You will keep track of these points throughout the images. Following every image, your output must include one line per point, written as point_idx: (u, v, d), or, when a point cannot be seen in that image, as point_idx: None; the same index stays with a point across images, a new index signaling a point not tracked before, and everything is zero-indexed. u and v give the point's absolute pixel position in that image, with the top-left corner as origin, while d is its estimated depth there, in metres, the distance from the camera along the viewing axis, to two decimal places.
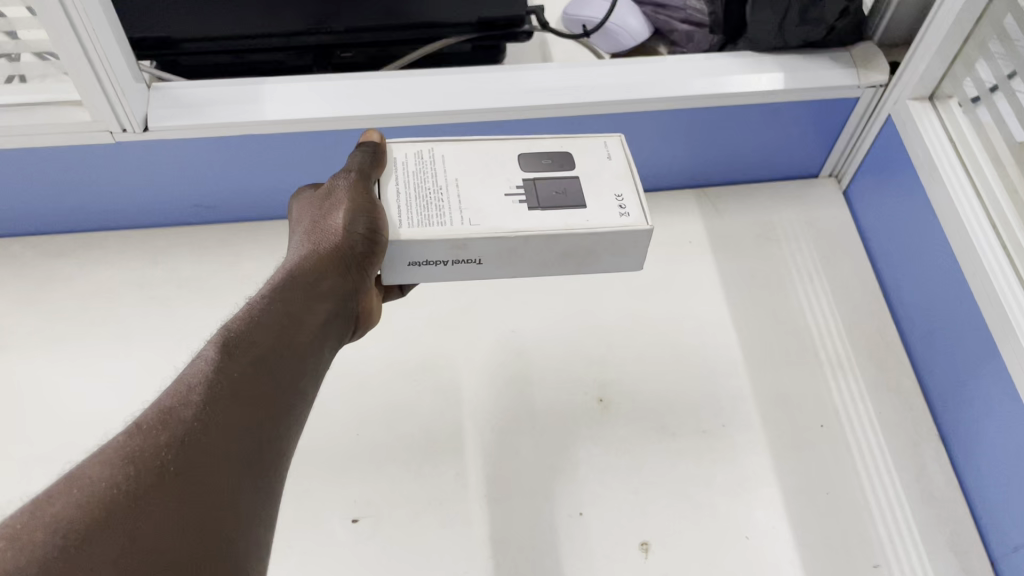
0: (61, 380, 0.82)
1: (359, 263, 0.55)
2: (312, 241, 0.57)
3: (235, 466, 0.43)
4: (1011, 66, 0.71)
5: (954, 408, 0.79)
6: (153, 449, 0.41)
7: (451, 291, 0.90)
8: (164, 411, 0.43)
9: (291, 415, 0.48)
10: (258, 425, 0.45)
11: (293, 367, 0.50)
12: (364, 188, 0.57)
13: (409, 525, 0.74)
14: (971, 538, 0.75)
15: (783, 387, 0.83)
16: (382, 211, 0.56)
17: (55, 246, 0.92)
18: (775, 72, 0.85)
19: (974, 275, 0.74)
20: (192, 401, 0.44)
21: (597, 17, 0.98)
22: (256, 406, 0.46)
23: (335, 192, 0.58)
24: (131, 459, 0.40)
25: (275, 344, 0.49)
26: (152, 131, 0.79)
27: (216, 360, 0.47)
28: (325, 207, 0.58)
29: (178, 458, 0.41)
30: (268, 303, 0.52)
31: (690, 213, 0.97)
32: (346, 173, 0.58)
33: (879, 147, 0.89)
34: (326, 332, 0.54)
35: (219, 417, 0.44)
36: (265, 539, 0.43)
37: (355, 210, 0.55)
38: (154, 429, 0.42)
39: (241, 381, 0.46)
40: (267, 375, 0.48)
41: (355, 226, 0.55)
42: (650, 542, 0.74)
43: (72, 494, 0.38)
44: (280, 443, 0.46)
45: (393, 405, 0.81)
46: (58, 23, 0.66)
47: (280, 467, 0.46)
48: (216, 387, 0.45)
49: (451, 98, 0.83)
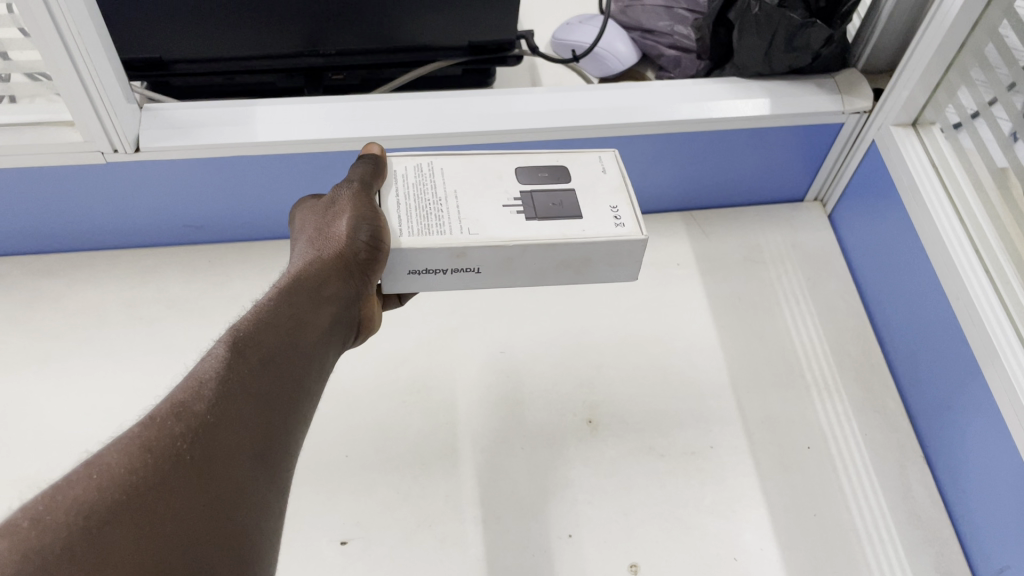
0: (46, 401, 0.82)
1: (365, 270, 0.56)
2: (314, 248, 0.57)
3: (249, 462, 0.43)
4: (991, 93, 0.73)
5: (938, 428, 0.80)
6: (168, 439, 0.41)
7: (440, 312, 0.90)
8: (177, 404, 0.43)
9: (295, 414, 0.49)
10: (268, 422, 0.46)
11: (300, 369, 0.50)
12: (367, 196, 0.57)
13: (398, 546, 0.74)
14: (956, 560, 0.76)
15: (770, 409, 0.84)
16: (385, 221, 0.56)
17: (43, 265, 0.92)
18: (761, 98, 0.87)
19: (958, 296, 0.75)
20: (205, 397, 0.44)
21: (586, 42, 1.00)
22: (268, 404, 0.47)
23: (337, 201, 0.58)
24: (147, 448, 0.40)
25: (283, 345, 0.50)
26: (143, 152, 0.79)
27: (226, 358, 0.47)
28: (327, 217, 0.58)
29: (194, 449, 0.41)
30: (275, 304, 0.52)
31: (678, 235, 0.98)
32: (348, 183, 0.58)
33: (863, 172, 0.91)
34: (330, 337, 0.55)
35: (232, 412, 0.44)
36: (272, 531, 0.43)
37: (358, 217, 0.55)
38: (168, 420, 0.42)
39: (252, 377, 0.47)
40: (277, 375, 0.48)
41: (358, 233, 0.54)
42: (639, 564, 0.74)
43: (91, 479, 0.38)
44: (287, 439, 0.47)
45: (383, 424, 0.82)
46: (52, 45, 0.67)
47: (285, 463, 0.46)
48: (230, 383, 0.46)
49: (441, 120, 0.83)
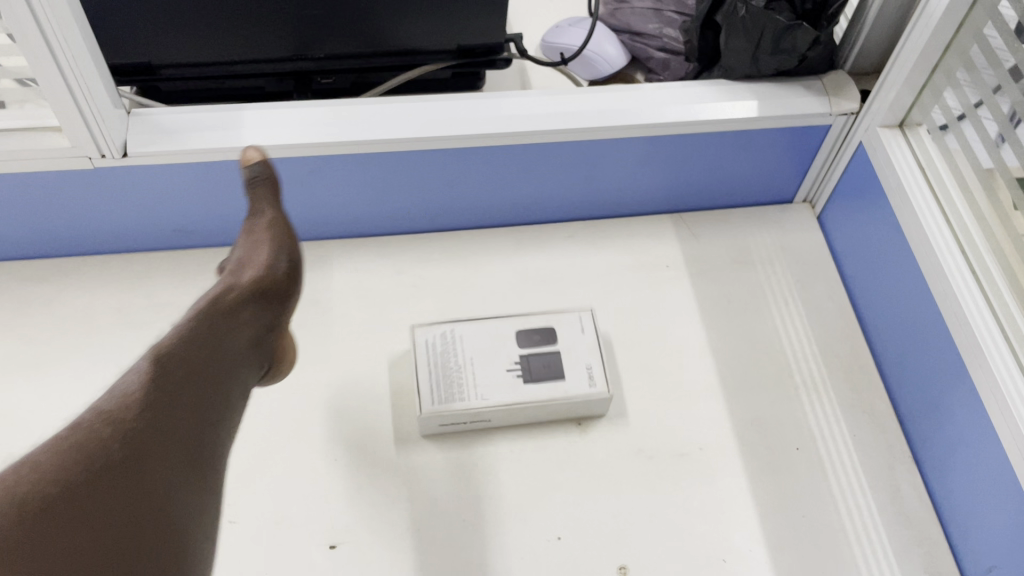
0: (37, 408, 0.82)
1: (280, 298, 0.71)
2: (231, 274, 0.71)
3: (172, 464, 0.51)
4: (977, 95, 0.73)
5: (926, 429, 0.80)
6: (97, 443, 0.49)
7: (429, 316, 0.90)
8: (108, 412, 0.51)
9: (220, 421, 0.57)
10: (194, 430, 0.54)
11: (226, 382, 0.59)
12: (280, 223, 0.77)
13: (388, 551, 0.74)
14: (945, 560, 0.76)
15: (759, 410, 0.84)
16: (295, 248, 0.76)
17: (33, 270, 0.92)
18: (748, 101, 0.87)
19: (945, 297, 0.76)
20: (132, 404, 0.52)
21: (575, 45, 1.00)
22: (195, 411, 0.55)
23: (257, 229, 0.76)
24: (79, 447, 0.48)
25: (208, 361, 0.58)
26: (131, 157, 0.79)
27: (158, 366, 0.55)
28: (246, 242, 0.75)
29: (123, 450, 0.49)
30: (199, 325, 0.60)
31: (667, 237, 0.98)
32: (263, 211, 0.77)
33: (850, 173, 0.91)
34: (251, 356, 0.65)
35: (157, 418, 0.52)
36: (195, 524, 0.52)
37: (279, 250, 0.74)
38: (99, 426, 0.50)
39: (171, 392, 0.54)
40: (202, 384, 0.56)
41: (283, 266, 0.73)
42: (628, 566, 0.74)
43: (31, 478, 0.46)
44: (211, 446, 0.55)
45: (373, 428, 0.82)
46: (38, 51, 0.67)
47: (211, 462, 0.55)
48: (152, 393, 0.53)
49: (428, 124, 0.83)
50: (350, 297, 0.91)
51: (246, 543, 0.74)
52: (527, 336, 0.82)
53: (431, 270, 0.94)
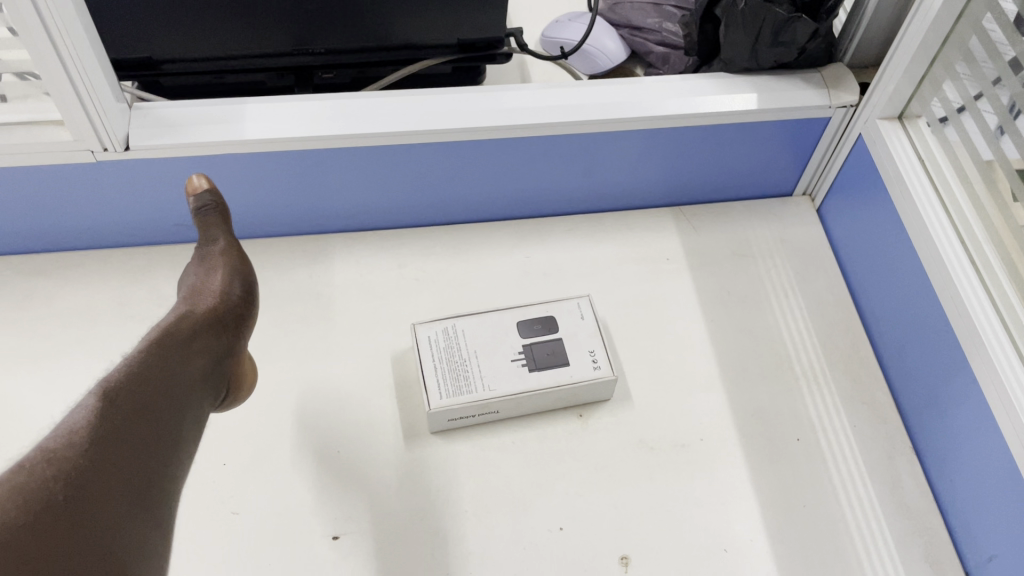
0: (40, 401, 0.82)
1: (238, 323, 0.74)
2: (188, 300, 0.73)
3: (119, 501, 0.52)
4: (977, 87, 0.74)
5: (926, 420, 0.81)
6: (42, 483, 0.49)
7: (430, 309, 0.91)
8: (52, 449, 0.51)
9: (169, 455, 0.57)
10: (141, 467, 0.54)
11: (175, 414, 0.59)
12: (232, 251, 0.80)
13: (391, 541, 0.75)
14: (945, 549, 0.77)
15: (759, 401, 0.85)
16: (249, 273, 0.80)
17: (35, 265, 0.92)
18: (749, 93, 0.87)
19: (944, 288, 0.76)
20: (76, 444, 0.52)
21: (575, 39, 1.00)
22: (141, 448, 0.55)
23: (211, 256, 0.79)
24: (19, 490, 0.48)
25: (157, 393, 0.58)
26: (133, 150, 0.80)
27: (101, 404, 0.54)
28: (200, 268, 0.78)
29: (65, 491, 0.49)
30: (149, 355, 0.60)
31: (667, 230, 0.98)
32: (217, 240, 0.80)
33: (850, 166, 0.91)
34: (208, 386, 0.65)
35: (103, 458, 0.52)
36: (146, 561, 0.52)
37: (232, 276, 0.77)
38: (42, 465, 0.50)
39: (118, 429, 0.54)
40: (148, 420, 0.56)
41: (234, 289, 0.76)
42: (630, 556, 0.74)
43: None
44: (161, 479, 0.56)
45: (374, 420, 0.82)
46: (40, 44, 0.67)
47: (161, 495, 0.55)
48: (97, 432, 0.53)
49: (429, 117, 0.83)
50: (352, 290, 0.92)
51: (249, 534, 0.75)
52: (528, 326, 0.83)
53: (432, 264, 0.94)
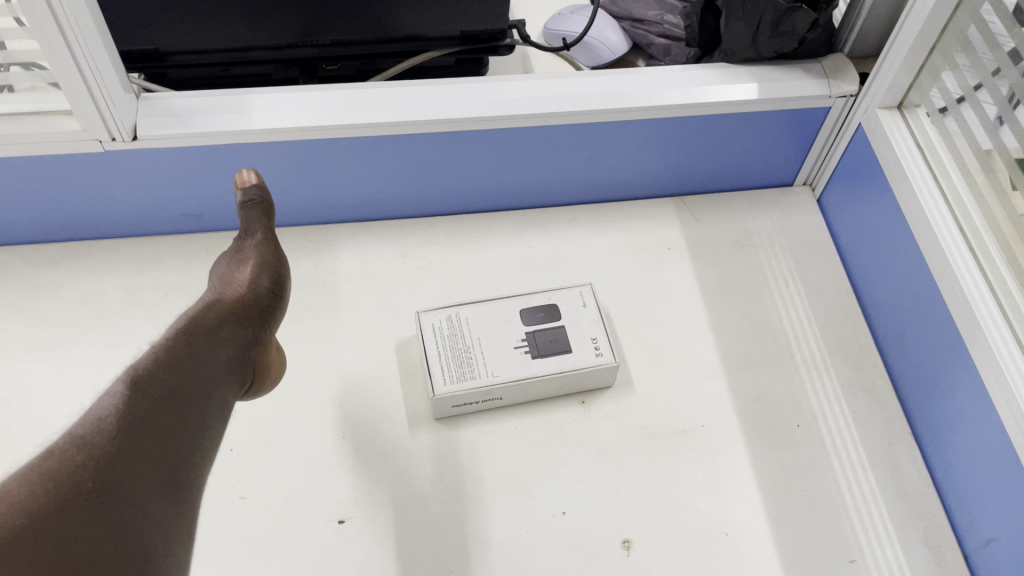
0: (48, 387, 0.83)
1: (264, 315, 0.75)
2: (217, 290, 0.75)
3: (147, 485, 0.53)
4: (976, 77, 0.74)
5: (926, 406, 0.81)
6: (69, 468, 0.50)
7: (434, 298, 0.92)
8: (78, 437, 0.53)
9: (198, 443, 0.58)
10: (169, 453, 0.55)
11: (202, 403, 0.60)
12: (267, 244, 0.81)
13: (395, 525, 0.76)
14: (944, 533, 0.77)
15: (759, 388, 0.85)
16: (282, 266, 0.81)
17: (43, 254, 0.93)
18: (749, 83, 0.88)
19: (943, 276, 0.77)
20: (104, 432, 0.54)
21: (576, 31, 1.01)
22: (168, 436, 0.56)
23: (244, 249, 0.81)
24: (48, 475, 0.50)
25: (182, 383, 0.60)
26: (140, 140, 0.81)
27: (126, 394, 0.56)
28: (232, 260, 0.80)
29: (94, 476, 0.51)
30: (173, 347, 0.62)
31: (668, 220, 0.99)
32: (253, 235, 0.81)
33: (850, 156, 0.92)
34: (235, 375, 0.67)
35: (130, 444, 0.54)
36: (177, 545, 0.53)
37: (262, 269, 0.78)
38: (69, 452, 0.51)
39: (145, 417, 0.56)
40: (175, 408, 0.58)
41: (262, 280, 0.77)
42: (631, 540, 0.75)
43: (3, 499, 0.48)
44: (191, 466, 0.57)
45: (379, 407, 0.83)
46: (49, 35, 0.68)
47: (190, 482, 0.56)
48: (124, 421, 0.55)
49: (432, 107, 0.84)
50: (356, 279, 0.93)
51: (256, 518, 0.76)
52: (532, 314, 0.84)
53: (436, 253, 0.95)
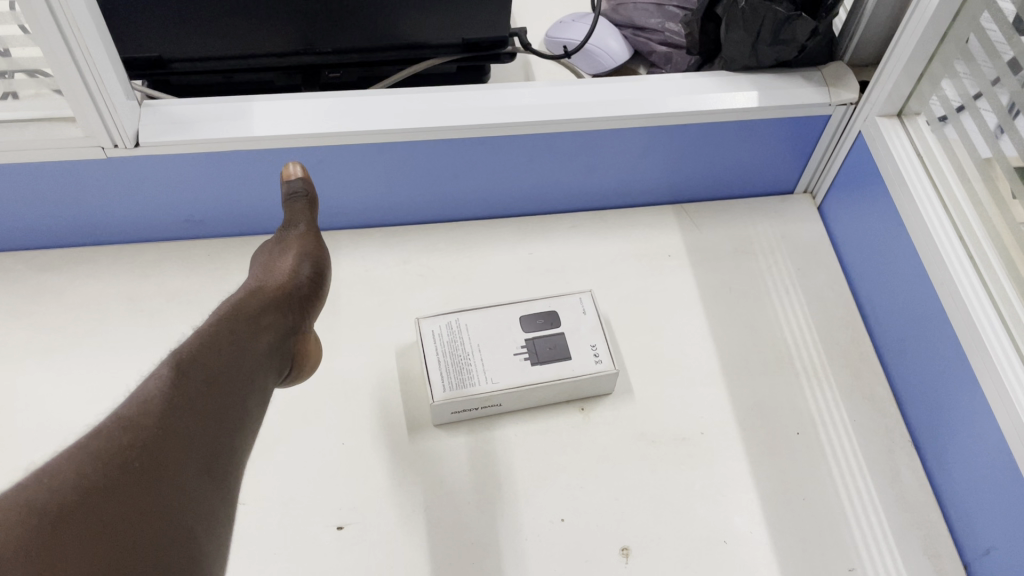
0: (50, 392, 0.83)
1: (303, 304, 0.75)
2: (258, 278, 0.75)
3: (192, 467, 0.52)
4: (976, 86, 0.74)
5: (926, 414, 0.81)
6: (116, 448, 0.50)
7: (434, 304, 0.92)
8: (125, 418, 0.52)
9: (241, 427, 0.57)
10: (213, 434, 0.55)
11: (244, 387, 0.60)
12: (310, 237, 0.81)
13: (393, 531, 0.76)
14: (944, 542, 0.77)
15: (759, 395, 0.85)
16: (323, 257, 0.80)
17: (47, 259, 0.94)
18: (749, 91, 0.88)
19: (943, 283, 0.77)
20: (150, 412, 0.53)
21: (577, 39, 1.02)
22: (213, 418, 0.55)
23: (286, 241, 0.80)
24: (95, 455, 0.49)
25: (224, 367, 0.59)
26: (144, 146, 0.81)
27: (171, 376, 0.56)
28: (274, 250, 0.80)
29: (141, 456, 0.50)
30: (216, 332, 0.62)
31: (669, 227, 0.99)
32: (295, 227, 0.81)
33: (850, 163, 0.92)
34: (275, 361, 0.66)
35: (176, 423, 0.53)
36: (217, 529, 0.52)
37: (302, 258, 0.78)
38: (116, 432, 0.51)
39: (191, 398, 0.55)
40: (219, 391, 0.57)
41: (303, 270, 0.77)
42: (630, 547, 0.75)
43: (50, 481, 0.47)
44: (234, 451, 0.56)
45: (378, 413, 0.83)
46: (53, 42, 0.69)
47: (231, 466, 0.56)
48: (170, 402, 0.54)
49: (433, 115, 0.84)
50: (357, 286, 0.93)
51: (254, 523, 0.76)
52: (531, 321, 0.84)
53: (436, 259, 0.96)
